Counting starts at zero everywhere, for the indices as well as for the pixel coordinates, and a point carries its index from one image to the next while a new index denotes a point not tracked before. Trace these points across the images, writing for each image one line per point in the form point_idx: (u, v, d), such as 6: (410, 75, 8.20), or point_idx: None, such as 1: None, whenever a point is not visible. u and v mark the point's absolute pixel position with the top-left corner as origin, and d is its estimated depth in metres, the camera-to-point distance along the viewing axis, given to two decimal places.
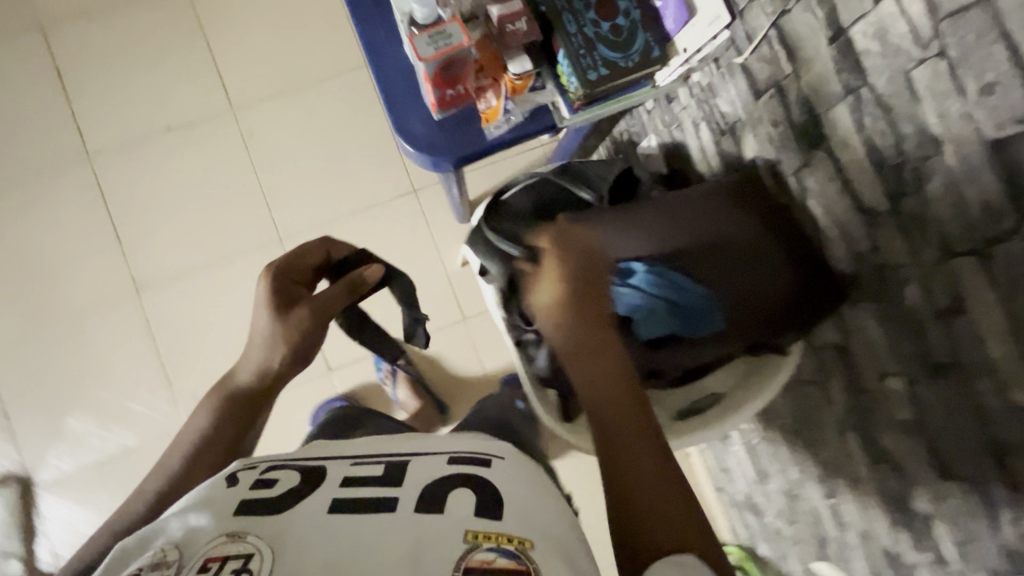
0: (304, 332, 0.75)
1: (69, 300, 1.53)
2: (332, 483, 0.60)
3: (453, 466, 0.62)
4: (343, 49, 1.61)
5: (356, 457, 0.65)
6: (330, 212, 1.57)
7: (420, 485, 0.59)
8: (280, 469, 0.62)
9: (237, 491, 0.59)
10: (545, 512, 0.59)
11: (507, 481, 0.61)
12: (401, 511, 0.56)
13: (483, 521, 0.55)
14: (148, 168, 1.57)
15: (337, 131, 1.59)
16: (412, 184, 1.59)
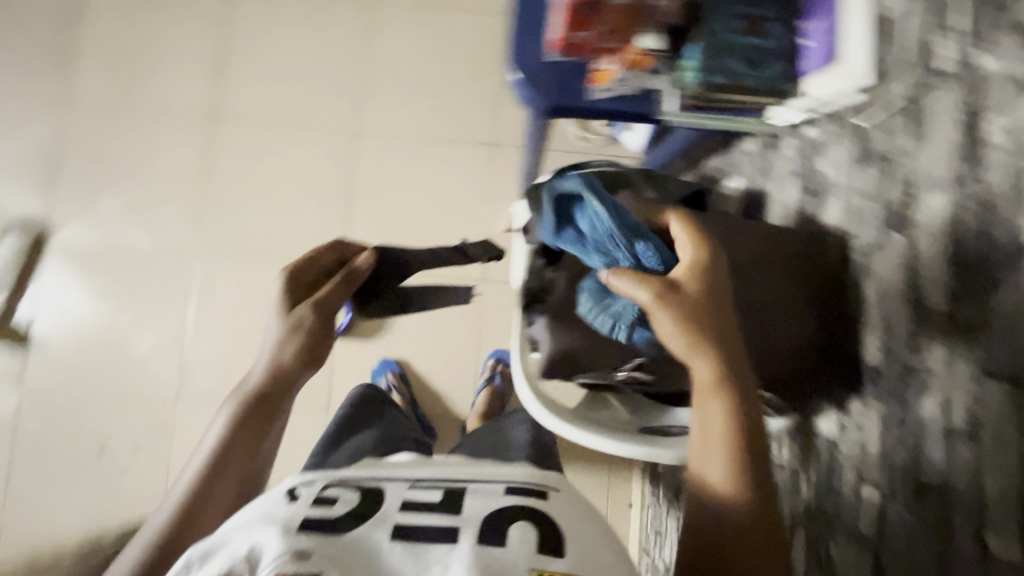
0: (308, 329, 0.82)
1: (167, 149, 1.76)
2: (395, 508, 0.66)
3: (508, 497, 0.67)
4: (477, 35, 1.80)
5: (414, 481, 0.71)
6: (423, 121, 1.78)
7: (477, 513, 0.64)
8: (337, 490, 0.69)
9: (301, 509, 0.65)
10: (599, 546, 0.65)
11: (564, 515, 0.65)
12: (463, 541, 0.61)
13: (551, 564, 0.59)
14: (280, 39, 1.80)
15: (444, 85, 1.79)
16: (502, 134, 1.78)
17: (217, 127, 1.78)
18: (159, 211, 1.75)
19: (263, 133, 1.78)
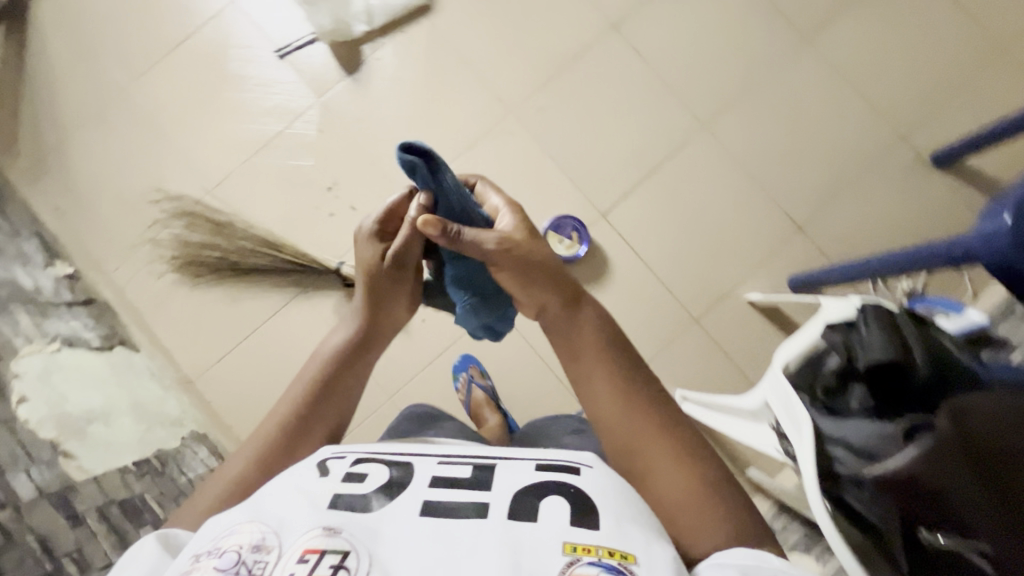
0: (399, 273, 0.78)
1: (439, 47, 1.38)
2: (424, 482, 0.59)
3: (539, 473, 0.59)
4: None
5: (441, 455, 0.63)
6: (614, 50, 1.33)
7: (507, 490, 0.57)
8: (368, 461, 0.62)
9: (327, 482, 0.58)
10: (651, 537, 0.53)
11: (597, 486, 0.56)
12: (496, 516, 0.54)
13: (580, 531, 0.52)
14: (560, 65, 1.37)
15: (757, 52, 1.36)
16: (722, 61, 1.37)
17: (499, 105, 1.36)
18: (300, 65, 1.36)
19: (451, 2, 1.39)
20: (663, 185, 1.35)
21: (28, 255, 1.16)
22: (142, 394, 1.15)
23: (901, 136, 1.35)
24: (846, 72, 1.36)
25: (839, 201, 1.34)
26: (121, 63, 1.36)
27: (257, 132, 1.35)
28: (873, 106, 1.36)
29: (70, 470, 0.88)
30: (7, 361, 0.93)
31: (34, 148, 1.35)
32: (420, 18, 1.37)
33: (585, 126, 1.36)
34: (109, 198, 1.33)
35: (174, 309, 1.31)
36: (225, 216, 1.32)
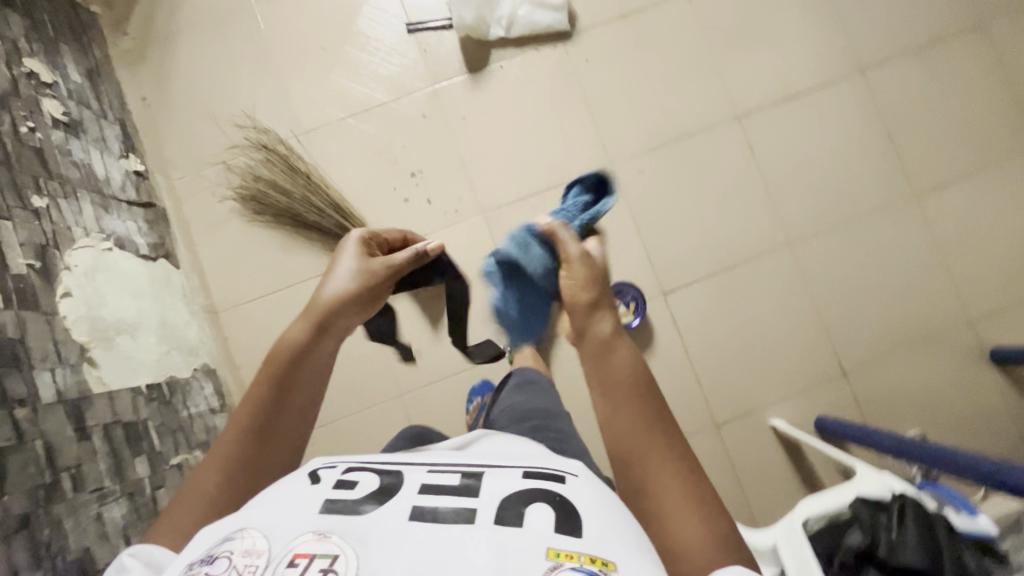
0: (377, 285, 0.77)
1: (568, 78, 1.36)
2: (412, 491, 0.54)
3: (526, 480, 0.55)
4: (942, 153, 1.37)
5: (432, 464, 0.58)
6: (736, 151, 1.36)
7: (496, 496, 0.53)
8: (359, 470, 0.58)
9: (318, 490, 0.55)
10: (624, 527, 0.51)
11: (587, 498, 0.52)
12: (481, 522, 0.50)
13: (564, 540, 0.48)
14: (681, 136, 1.36)
15: (867, 195, 1.37)
16: (830, 190, 1.37)
17: (612, 162, 1.35)
18: (433, 50, 1.34)
19: (601, 38, 1.36)
20: (735, 285, 1.34)
21: (107, 140, 1.13)
22: (171, 314, 1.13)
23: (972, 329, 1.34)
24: (942, 250, 1.36)
25: (891, 361, 1.33)
26: None
27: (365, 96, 1.33)
28: (956, 293, 1.35)
29: (90, 380, 0.87)
30: (63, 249, 0.91)
31: (144, 34, 1.32)
32: (557, 43, 1.35)
33: (678, 202, 1.35)
34: (198, 110, 1.31)
35: (226, 238, 1.30)
36: (305, 165, 1.30)
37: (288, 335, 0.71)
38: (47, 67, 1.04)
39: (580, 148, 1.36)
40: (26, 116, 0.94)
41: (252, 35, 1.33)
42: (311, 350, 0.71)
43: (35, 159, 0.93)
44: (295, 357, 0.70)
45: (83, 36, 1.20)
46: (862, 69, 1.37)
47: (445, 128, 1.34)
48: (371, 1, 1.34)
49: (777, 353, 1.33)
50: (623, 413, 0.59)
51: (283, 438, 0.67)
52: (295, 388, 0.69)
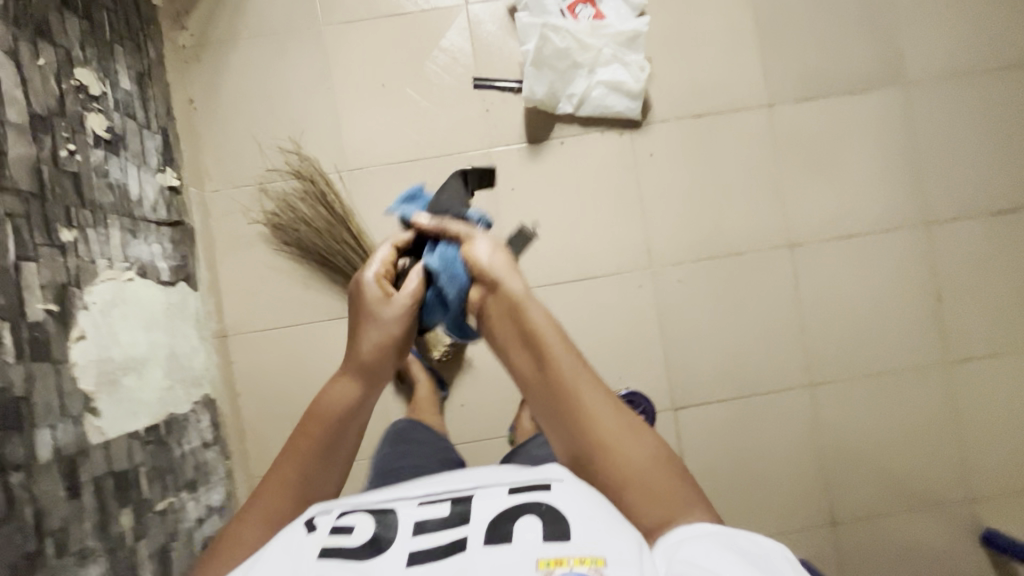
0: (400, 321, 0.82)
1: (630, 168, 1.30)
2: (406, 534, 0.61)
3: (512, 497, 0.63)
4: (997, 324, 1.31)
5: (421, 496, 0.67)
6: (785, 279, 1.31)
7: (485, 518, 0.60)
8: (352, 513, 0.65)
9: (316, 537, 0.61)
10: (612, 526, 0.58)
11: (568, 502, 0.60)
12: (472, 546, 0.57)
13: (553, 547, 0.55)
14: (732, 253, 1.31)
15: (909, 352, 1.31)
16: (873, 338, 1.31)
17: (655, 264, 1.30)
18: (498, 110, 1.28)
19: (672, 133, 1.30)
20: (748, 414, 1.31)
21: (146, 153, 1.09)
22: (180, 343, 1.11)
23: (971, 506, 1.30)
24: (961, 422, 1.31)
25: (888, 522, 1.31)
26: (327, 7, 1.26)
27: (417, 145, 1.28)
28: (964, 468, 1.31)
29: (90, 432, 0.85)
30: (83, 287, 0.88)
31: (203, 31, 1.25)
32: (625, 130, 1.29)
33: (709, 320, 1.31)
34: (243, 125, 1.26)
35: (247, 263, 1.26)
36: (342, 204, 1.24)
37: (329, 398, 0.77)
38: (98, 76, 0.99)
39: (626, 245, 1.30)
40: (68, 138, 0.90)
41: (313, 56, 1.26)
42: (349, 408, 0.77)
43: (70, 186, 0.89)
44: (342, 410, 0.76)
45: (139, 33, 1.14)
46: (928, 222, 1.31)
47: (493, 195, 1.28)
48: (442, 47, 1.28)
49: (775, 491, 1.30)
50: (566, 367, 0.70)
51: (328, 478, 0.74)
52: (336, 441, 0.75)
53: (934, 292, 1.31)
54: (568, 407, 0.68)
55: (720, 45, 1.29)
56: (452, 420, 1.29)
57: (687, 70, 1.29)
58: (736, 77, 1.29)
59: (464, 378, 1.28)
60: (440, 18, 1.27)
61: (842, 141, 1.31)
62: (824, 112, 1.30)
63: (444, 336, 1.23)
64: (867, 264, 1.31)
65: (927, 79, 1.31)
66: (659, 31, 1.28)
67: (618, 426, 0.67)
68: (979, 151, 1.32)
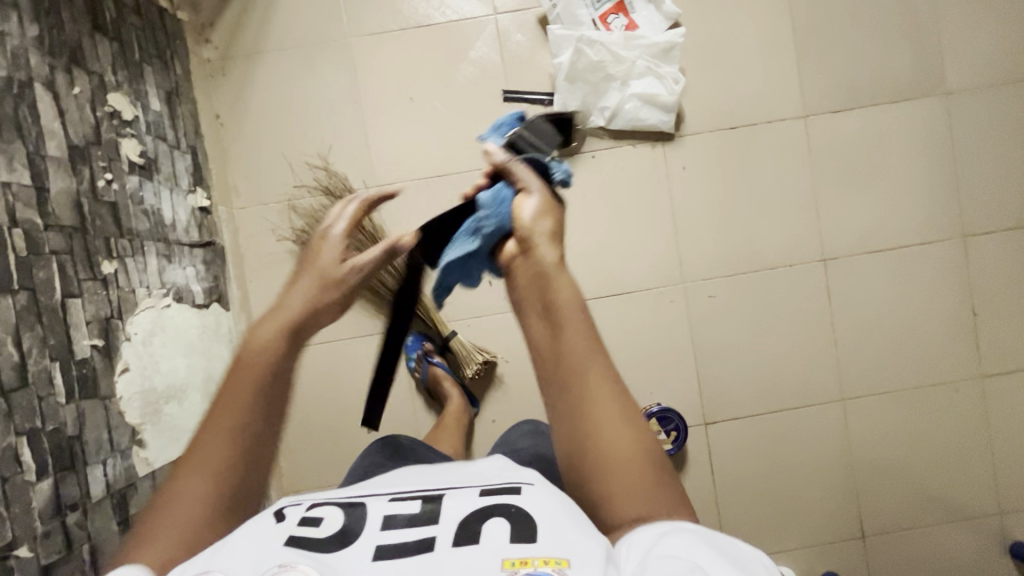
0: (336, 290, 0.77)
1: (663, 180, 1.28)
2: (375, 529, 0.57)
3: (482, 499, 0.60)
4: None
5: (394, 496, 0.63)
6: (818, 293, 1.30)
7: (453, 519, 0.57)
8: (323, 508, 0.61)
9: (283, 527, 0.58)
10: (580, 527, 0.55)
11: (539, 505, 0.57)
12: (441, 546, 0.54)
13: (519, 547, 0.52)
14: (765, 267, 1.29)
15: (942, 365, 1.30)
16: (906, 352, 1.31)
17: (688, 280, 1.29)
18: (529, 123, 1.26)
19: (706, 145, 1.28)
20: (780, 429, 1.31)
21: (177, 175, 1.09)
22: (217, 366, 1.11)
23: (999, 517, 1.31)
24: (991, 435, 1.31)
25: (915, 535, 1.32)
26: (354, 19, 1.24)
27: (446, 160, 1.25)
28: (993, 480, 1.31)
29: (137, 463, 0.87)
30: (125, 318, 0.89)
31: (228, 45, 1.23)
32: (658, 143, 1.27)
33: (741, 335, 1.30)
34: (270, 141, 1.24)
35: (276, 282, 1.24)
36: (373, 222, 1.21)
37: (257, 346, 0.71)
38: (129, 100, 0.98)
39: (679, 274, 1.29)
40: (104, 167, 0.89)
41: (340, 70, 1.24)
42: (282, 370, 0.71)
43: (109, 217, 0.89)
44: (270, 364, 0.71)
45: (166, 50, 1.12)
46: (965, 235, 1.30)
47: None
48: (472, 58, 1.25)
49: (804, 504, 1.31)
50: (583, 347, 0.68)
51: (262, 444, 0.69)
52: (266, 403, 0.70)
53: (968, 306, 1.30)
54: (573, 387, 0.66)
55: (754, 58, 1.27)
56: (483, 436, 1.29)
57: (721, 82, 1.27)
58: (770, 88, 1.27)
59: (496, 395, 1.28)
60: (470, 28, 1.24)
61: (878, 153, 1.29)
62: (860, 124, 1.28)
63: (477, 353, 1.25)
64: (901, 278, 1.30)
65: (966, 88, 1.28)
66: (692, 42, 1.27)
67: (618, 411, 0.65)
68: (1023, 167, 1.29)
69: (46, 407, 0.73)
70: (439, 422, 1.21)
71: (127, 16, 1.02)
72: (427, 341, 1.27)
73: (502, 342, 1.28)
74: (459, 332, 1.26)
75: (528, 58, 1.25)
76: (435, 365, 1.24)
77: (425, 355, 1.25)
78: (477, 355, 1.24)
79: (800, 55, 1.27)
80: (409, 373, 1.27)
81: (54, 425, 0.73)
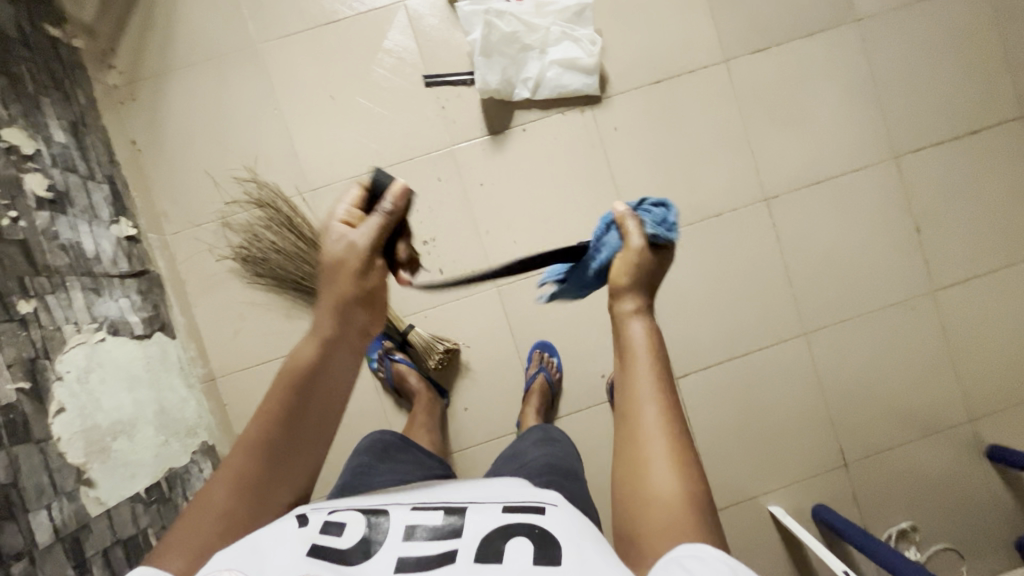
0: (343, 327, 0.67)
1: (597, 143, 1.27)
2: (396, 539, 0.59)
3: (507, 516, 0.60)
4: (984, 247, 1.33)
5: (415, 502, 0.64)
6: (766, 231, 1.31)
7: (476, 534, 0.58)
8: (345, 512, 0.62)
9: (307, 533, 0.59)
10: (604, 555, 0.54)
11: (563, 526, 0.57)
12: (461, 560, 0.55)
13: (542, 572, 0.53)
14: (711, 215, 1.30)
15: (895, 285, 1.33)
16: (859, 277, 1.33)
17: None
18: (455, 104, 1.24)
19: (634, 103, 1.28)
20: (749, 373, 1.32)
21: (95, 207, 1.06)
22: (168, 397, 1.07)
23: (971, 424, 1.34)
24: (952, 345, 1.33)
25: (893, 455, 1.34)
26: (260, 24, 1.21)
27: (377, 155, 1.24)
28: (960, 389, 1.34)
29: (88, 503, 0.84)
30: (53, 358, 0.85)
31: (134, 69, 1.20)
32: (586, 107, 1.27)
33: (697, 286, 1.30)
34: (191, 158, 1.20)
35: (222, 303, 1.21)
36: (309, 225, 1.18)
37: (301, 353, 0.67)
38: (28, 134, 0.94)
39: None
40: (7, 205, 0.86)
41: (254, 78, 1.21)
42: (312, 399, 0.66)
43: (20, 255, 0.85)
44: (313, 372, 0.66)
45: (64, 80, 1.08)
46: (897, 154, 1.32)
47: (464, 192, 1.25)
48: (387, 48, 1.23)
49: (783, 441, 1.32)
50: (643, 410, 0.63)
51: (305, 460, 0.66)
52: (308, 405, 0.66)
53: (911, 225, 1.33)
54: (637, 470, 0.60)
55: (667, 11, 1.27)
56: (459, 427, 1.27)
57: (641, 38, 1.27)
58: (689, 38, 1.28)
59: (466, 383, 1.27)
60: (379, 17, 1.22)
61: (803, 85, 1.30)
62: (781, 60, 1.29)
63: (436, 343, 1.22)
64: (843, 206, 1.32)
65: (878, 12, 1.30)
66: (606, 3, 1.26)
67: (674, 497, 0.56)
68: (947, 81, 1.32)
69: None
70: (410, 419, 1.18)
71: (13, 48, 0.98)
72: (387, 339, 1.26)
73: (463, 329, 1.27)
74: (415, 325, 1.24)
75: (443, 39, 1.23)
76: (398, 362, 1.23)
77: (387, 353, 1.24)
78: (437, 345, 1.22)
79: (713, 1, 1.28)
80: (374, 374, 1.26)
81: None
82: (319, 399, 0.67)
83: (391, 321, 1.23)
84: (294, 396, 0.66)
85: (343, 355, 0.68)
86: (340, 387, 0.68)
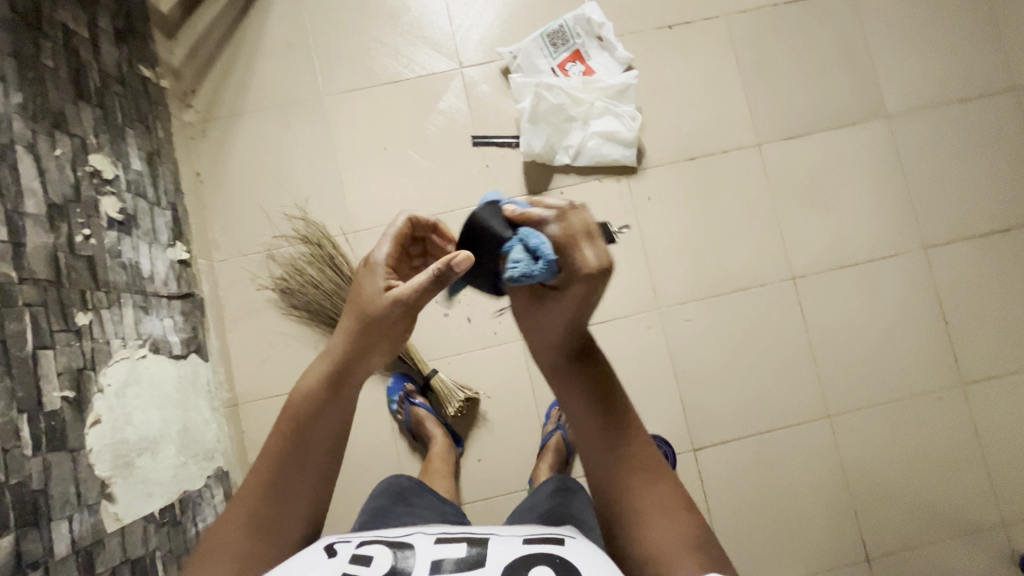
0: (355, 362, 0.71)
1: (630, 210, 1.33)
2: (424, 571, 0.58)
3: (527, 547, 0.60)
4: (1013, 344, 1.32)
5: (441, 534, 0.63)
6: (791, 309, 1.32)
7: (499, 562, 0.58)
8: (372, 544, 0.62)
9: (337, 564, 0.58)
10: None
11: (586, 559, 0.58)
12: None
13: None
14: (737, 288, 1.32)
15: (923, 376, 1.31)
16: (885, 364, 1.32)
17: (663, 303, 1.31)
18: (499, 163, 1.32)
19: (667, 177, 1.34)
20: (770, 451, 1.29)
21: (156, 230, 1.13)
22: (193, 418, 1.09)
23: (1003, 530, 1.27)
24: (981, 443, 1.30)
25: (919, 555, 1.27)
26: (327, 79, 1.32)
27: (420, 204, 1.30)
28: (991, 491, 1.29)
29: (106, 518, 0.84)
30: (98, 369, 0.89)
31: (209, 109, 1.31)
32: (622, 177, 1.33)
33: (720, 357, 1.31)
34: (248, 193, 1.28)
35: (256, 331, 1.25)
36: (350, 266, 1.23)
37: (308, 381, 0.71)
38: (110, 160, 1.03)
39: (653, 299, 1.32)
40: (83, 223, 0.93)
41: (316, 126, 1.31)
42: (308, 435, 0.69)
43: (86, 270, 0.91)
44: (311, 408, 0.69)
45: (148, 114, 1.18)
46: (924, 246, 1.34)
47: None
48: (441, 109, 1.32)
49: (803, 528, 1.27)
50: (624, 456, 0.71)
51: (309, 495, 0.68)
52: (308, 440, 0.68)
53: (939, 316, 1.33)
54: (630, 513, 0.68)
55: (704, 95, 1.36)
56: (472, 478, 1.26)
57: (678, 118, 1.35)
58: (724, 121, 1.35)
59: (482, 433, 1.27)
60: (436, 81, 1.33)
61: (831, 173, 1.35)
62: (811, 148, 1.36)
63: (457, 391, 1.24)
64: (870, 292, 1.33)
65: (906, 111, 1.37)
66: (648, 84, 1.35)
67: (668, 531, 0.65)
68: (974, 181, 1.36)
69: (11, 459, 0.72)
70: (425, 464, 1.17)
71: (111, 85, 1.08)
72: (409, 381, 1.27)
73: (484, 379, 1.28)
74: (439, 371, 1.26)
75: (493, 104, 1.33)
76: (417, 406, 1.23)
77: (407, 396, 1.24)
78: (458, 393, 1.24)
79: (748, 90, 1.36)
80: (392, 415, 1.27)
81: (18, 478, 0.72)
82: (316, 435, 0.69)
83: (416, 364, 1.26)
84: (292, 435, 0.68)
85: (345, 389, 0.71)
86: (337, 421, 0.70)
